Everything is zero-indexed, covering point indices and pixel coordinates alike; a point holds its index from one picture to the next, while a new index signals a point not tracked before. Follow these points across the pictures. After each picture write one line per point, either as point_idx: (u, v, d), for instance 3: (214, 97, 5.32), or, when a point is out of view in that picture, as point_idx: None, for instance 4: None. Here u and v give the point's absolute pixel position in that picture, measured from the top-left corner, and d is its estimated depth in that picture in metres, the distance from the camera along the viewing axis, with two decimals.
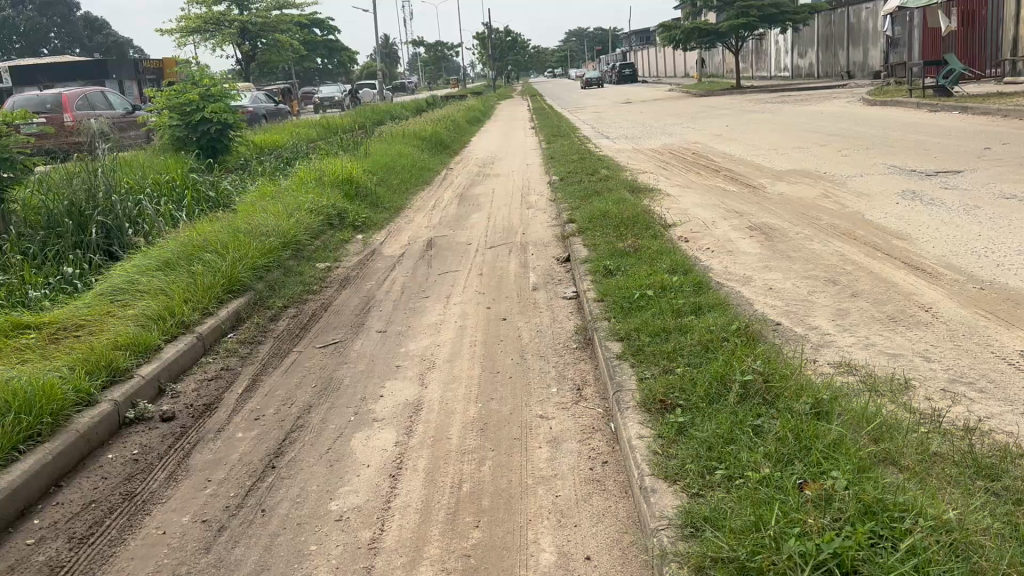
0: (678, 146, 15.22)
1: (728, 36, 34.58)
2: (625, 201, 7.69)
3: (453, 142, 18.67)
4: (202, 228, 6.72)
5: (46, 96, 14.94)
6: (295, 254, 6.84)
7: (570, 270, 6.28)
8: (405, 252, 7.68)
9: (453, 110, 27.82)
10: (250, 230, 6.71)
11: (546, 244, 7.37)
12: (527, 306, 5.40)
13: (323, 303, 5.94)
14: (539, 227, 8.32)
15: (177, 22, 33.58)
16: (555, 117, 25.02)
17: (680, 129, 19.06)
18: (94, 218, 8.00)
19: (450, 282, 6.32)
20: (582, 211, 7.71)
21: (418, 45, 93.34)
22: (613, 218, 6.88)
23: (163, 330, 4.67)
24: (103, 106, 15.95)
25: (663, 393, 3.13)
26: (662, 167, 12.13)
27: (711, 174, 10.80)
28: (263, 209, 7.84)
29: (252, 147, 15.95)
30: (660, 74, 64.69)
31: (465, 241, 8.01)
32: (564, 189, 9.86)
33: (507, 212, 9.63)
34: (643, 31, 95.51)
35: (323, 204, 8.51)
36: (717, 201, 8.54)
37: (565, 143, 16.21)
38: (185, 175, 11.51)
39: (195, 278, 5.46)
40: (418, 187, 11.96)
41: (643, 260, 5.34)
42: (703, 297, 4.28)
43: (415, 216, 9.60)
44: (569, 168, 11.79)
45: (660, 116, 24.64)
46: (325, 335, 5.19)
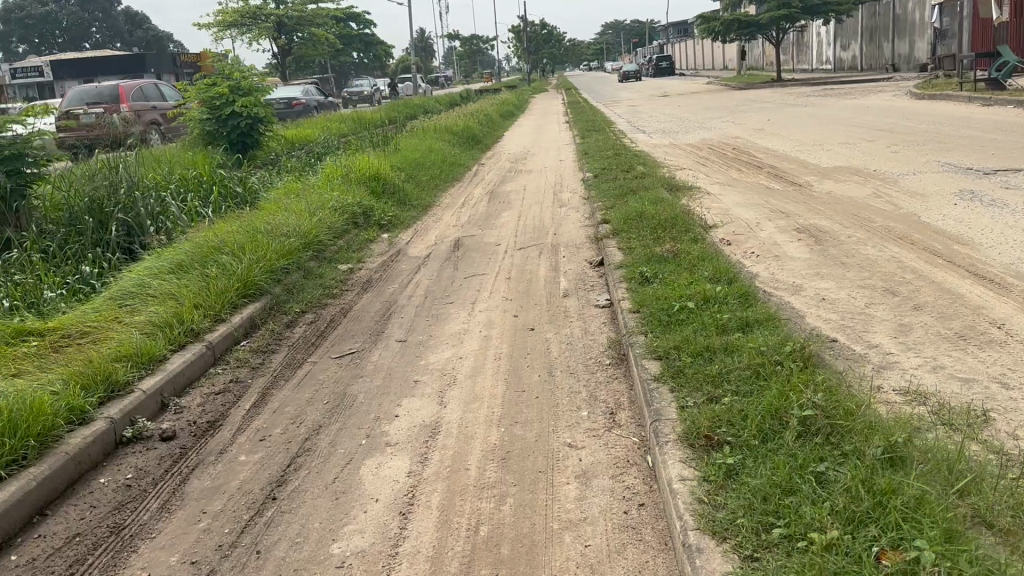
0: (717, 141, 14.74)
1: (769, 28, 33.79)
2: (662, 201, 7.30)
3: (485, 137, 18.35)
4: (221, 228, 6.47)
5: (103, 89, 15.33)
6: (316, 255, 6.56)
7: (604, 275, 5.92)
8: (431, 253, 7.38)
9: (487, 104, 27.55)
10: (270, 230, 6.45)
11: (579, 246, 7.01)
12: (557, 315, 5.05)
13: (342, 308, 5.64)
14: (572, 227, 7.96)
15: (214, 17, 33.76)
16: (590, 111, 24.63)
17: (719, 123, 18.52)
18: (114, 216, 7.82)
19: (476, 286, 6.00)
20: (617, 211, 7.34)
21: (454, 39, 93.21)
22: (649, 220, 6.50)
23: (169, 339, 4.40)
24: (155, 98, 16.00)
25: (709, 426, 2.78)
26: (700, 163, 11.68)
27: (753, 171, 10.35)
28: (286, 207, 7.59)
29: (283, 141, 15.79)
30: (697, 67, 63.75)
31: (494, 242, 7.68)
32: (598, 187, 9.49)
33: (539, 210, 9.29)
34: (682, 23, 94.21)
35: (348, 202, 8.24)
36: (761, 200, 8.11)
37: (601, 138, 15.82)
38: (212, 171, 11.34)
39: (209, 282, 5.20)
40: (448, 183, 11.65)
41: (683, 267, 4.96)
42: (751, 311, 3.90)
43: (444, 214, 9.29)
44: (604, 164, 11.40)
45: (698, 110, 24.08)
46: (342, 344, 4.88)
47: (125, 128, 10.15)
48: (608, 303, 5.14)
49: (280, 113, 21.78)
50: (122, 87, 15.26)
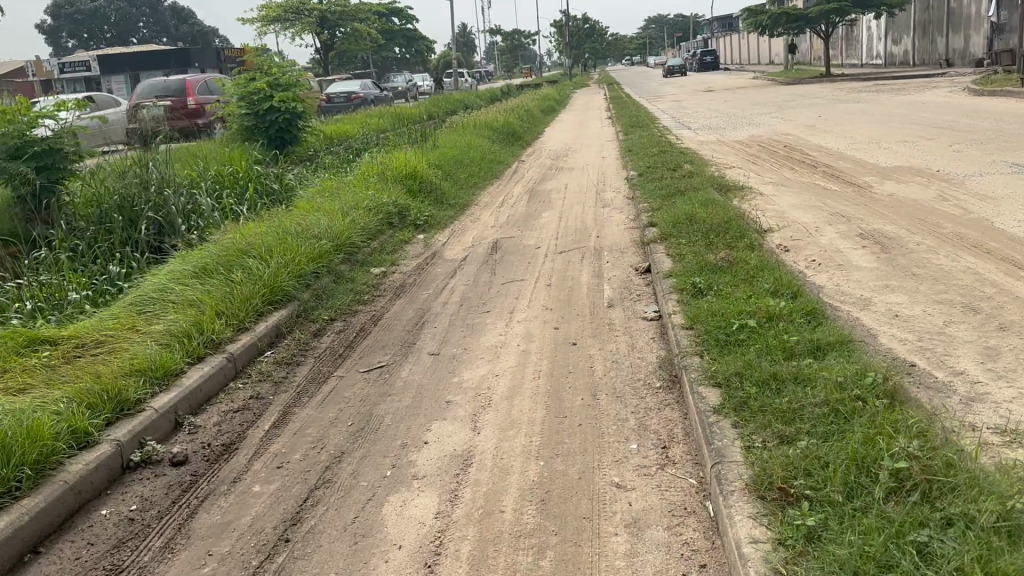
0: (766, 138, 14.20)
1: (818, 22, 32.85)
2: (713, 203, 6.88)
3: (526, 133, 17.99)
4: (249, 229, 6.22)
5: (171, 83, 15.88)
6: (349, 258, 6.29)
7: (652, 283, 5.53)
8: (467, 256, 7.06)
9: (528, 100, 27.19)
10: (300, 231, 6.18)
11: (624, 251, 6.63)
12: (601, 328, 4.69)
13: (373, 315, 5.34)
14: (616, 229, 7.57)
15: (258, 12, 33.89)
16: (634, 107, 24.14)
17: (768, 119, 17.90)
18: (145, 214, 7.67)
19: (514, 294, 5.65)
20: (665, 213, 6.93)
21: (496, 34, 92.97)
22: (700, 224, 6.09)
23: (187, 351, 4.13)
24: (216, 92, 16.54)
25: (782, 476, 2.41)
26: (750, 162, 11.19)
27: (807, 171, 9.84)
28: (319, 207, 7.34)
29: (322, 138, 15.64)
30: (742, 62, 62.59)
31: (534, 244, 7.33)
32: (643, 186, 9.09)
33: (581, 211, 8.91)
34: (727, 18, 92.68)
35: (383, 201, 7.96)
36: (817, 202, 7.63)
37: (645, 134, 15.37)
38: (248, 167, 11.20)
39: (232, 287, 4.93)
40: (486, 181, 11.32)
41: (740, 278, 4.56)
42: (820, 332, 3.50)
43: (483, 214, 8.97)
44: (648, 162, 10.97)
45: (745, 105, 23.42)
46: (371, 356, 4.57)
47: (160, 122, 10.03)
48: (657, 315, 4.76)
49: (320, 110, 21.65)
50: (189, 82, 15.77)
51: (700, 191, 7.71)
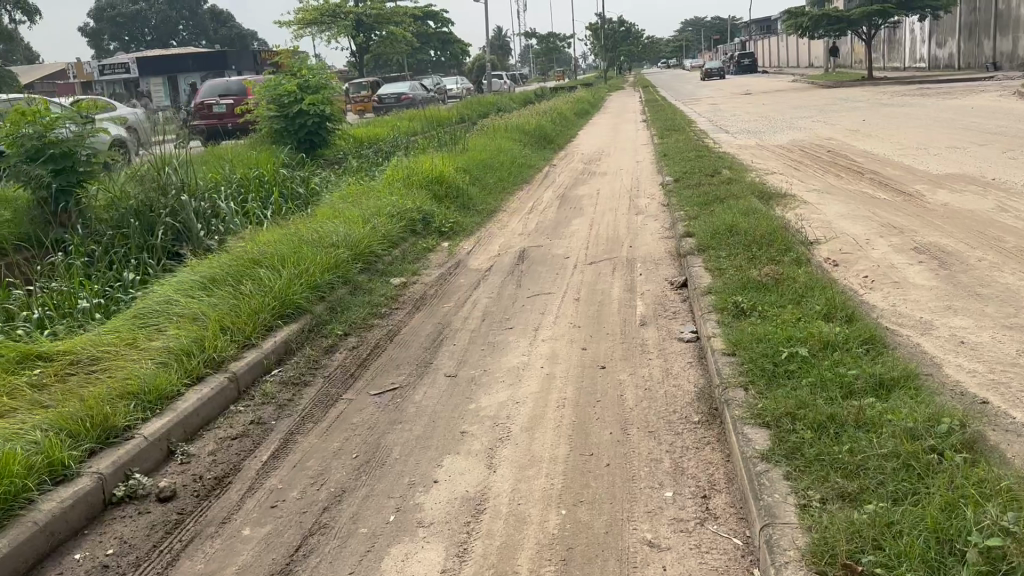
0: (808, 143, 13.69)
1: (860, 24, 32.05)
2: (755, 213, 6.46)
3: (559, 136, 17.64)
4: (265, 237, 5.95)
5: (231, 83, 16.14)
6: (369, 267, 6.00)
7: (689, 300, 5.15)
8: (493, 266, 6.73)
9: (562, 103, 26.84)
10: (317, 239, 5.89)
11: (659, 262, 6.24)
12: (633, 349, 4.32)
13: (389, 330, 5.02)
14: (650, 239, 7.18)
15: (294, 14, 34.06)
16: (670, 110, 23.69)
17: (809, 123, 17.35)
18: (162, 219, 7.46)
19: (541, 308, 5.30)
20: (702, 222, 6.54)
21: (531, 37, 92.79)
22: (742, 235, 5.68)
23: (186, 370, 3.85)
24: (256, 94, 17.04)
25: (845, 549, 2.04)
26: (791, 168, 10.72)
27: (853, 178, 9.34)
28: (340, 213, 7.07)
29: (352, 140, 15.45)
30: (781, 65, 61.60)
31: (563, 254, 6.97)
32: (680, 193, 8.69)
33: (613, 218, 8.53)
34: (765, 20, 91.45)
35: (407, 207, 7.66)
36: (866, 212, 7.18)
37: (681, 138, 14.94)
38: (274, 171, 11.00)
39: (240, 300, 4.65)
40: (516, 186, 10.99)
41: (786, 300, 4.17)
42: (882, 367, 3.10)
43: (512, 221, 8.64)
44: (685, 167, 10.55)
45: (785, 108, 22.84)
46: (384, 377, 4.25)
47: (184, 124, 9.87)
48: (696, 336, 4.37)
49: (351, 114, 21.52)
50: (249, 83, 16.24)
51: (740, 199, 7.31)
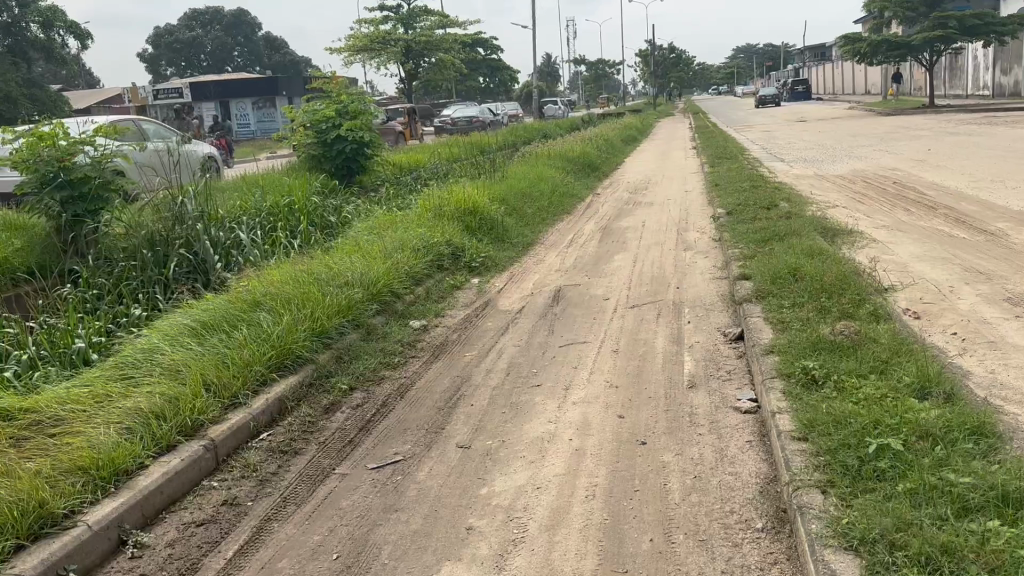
0: (870, 174, 12.88)
1: (921, 50, 30.95)
2: (820, 254, 5.76)
3: (604, 164, 17.07)
4: (275, 274, 5.44)
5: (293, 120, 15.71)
6: (385, 308, 5.45)
7: (745, 356, 4.46)
8: (525, 307, 6.14)
9: (609, 129, 26.30)
10: (330, 278, 5.36)
11: (709, 308, 5.57)
12: (680, 419, 3.66)
13: (402, 384, 4.43)
14: (700, 279, 6.52)
15: (345, 41, 34.34)
16: (721, 137, 22.97)
17: (871, 152, 16.49)
18: (176, 249, 7.03)
19: (574, 361, 4.68)
20: (760, 262, 5.86)
21: (580, 64, 92.76)
22: (806, 281, 4.99)
23: (154, 439, 3.31)
24: None
25: None
26: (854, 201, 9.95)
27: (925, 213, 8.57)
28: (362, 248, 6.55)
29: (392, 167, 15.09)
30: (835, 93, 60.30)
31: (602, 295, 6.34)
32: (733, 227, 8.01)
33: (659, 254, 7.89)
34: (819, 47, 89.97)
35: (435, 241, 7.12)
36: (944, 253, 6.43)
37: (733, 167, 14.24)
38: (306, 198, 10.62)
39: (232, 350, 4.11)
40: (557, 217, 10.42)
41: (867, 369, 3.48)
42: (1005, 475, 2.41)
43: (548, 255, 8.06)
44: (739, 199, 9.85)
45: (844, 136, 21.93)
46: (388, 445, 3.66)
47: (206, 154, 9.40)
48: (755, 405, 3.69)
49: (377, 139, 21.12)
50: None
51: (801, 238, 6.61)
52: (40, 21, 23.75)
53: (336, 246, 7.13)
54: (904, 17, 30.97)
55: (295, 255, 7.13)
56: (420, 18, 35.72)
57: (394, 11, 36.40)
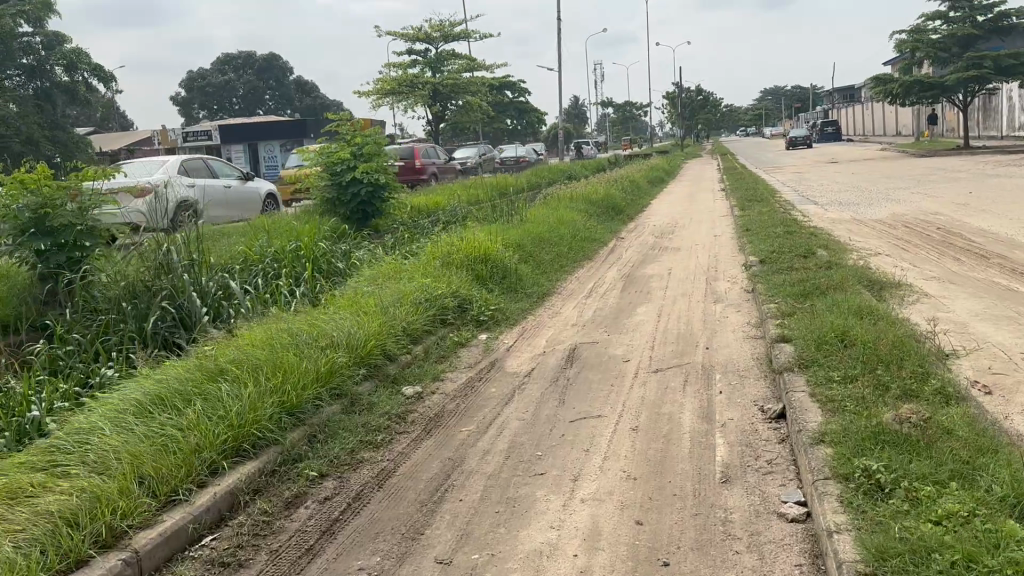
0: (912, 218, 12.13)
1: (956, 91, 30.22)
2: (870, 315, 5.05)
3: (629, 206, 16.48)
4: (250, 334, 4.86)
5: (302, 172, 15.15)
6: (373, 372, 4.83)
7: (789, 439, 3.76)
8: (534, 368, 5.48)
9: (636, 170, 25.76)
10: (311, 338, 4.75)
11: (745, 374, 4.88)
12: (711, 531, 2.96)
13: (381, 468, 3.78)
14: (731, 337, 5.82)
15: (373, 85, 34.41)
16: (752, 179, 22.31)
17: (910, 195, 15.73)
18: (158, 303, 6.52)
19: (586, 441, 4.00)
20: (800, 322, 5.16)
21: (609, 106, 93.03)
22: (858, 350, 4.28)
23: (60, 555, 2.73)
24: None
25: None
26: (898, 249, 9.21)
27: (978, 263, 7.81)
28: (356, 301, 5.98)
29: (409, 210, 14.62)
30: (866, 134, 59.48)
31: (621, 356, 5.67)
32: (767, 278, 7.32)
33: (687, 306, 7.21)
34: (849, 88, 89.40)
35: (439, 293, 6.51)
36: (1009, 312, 5.67)
37: (764, 210, 13.55)
38: (314, 244, 10.13)
39: (179, 433, 3.52)
40: (575, 263, 9.80)
41: (945, 472, 2.78)
42: None
43: (565, 307, 7.42)
44: (772, 246, 9.16)
45: (880, 179, 21.17)
46: (351, 556, 3.00)
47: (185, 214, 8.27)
48: (804, 511, 3.01)
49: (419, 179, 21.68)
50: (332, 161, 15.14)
51: (846, 294, 5.89)
52: (64, 64, 24.04)
53: (333, 298, 6.58)
54: (937, 57, 30.24)
55: (286, 308, 6.57)
56: (446, 61, 35.73)
57: (421, 55, 36.49)
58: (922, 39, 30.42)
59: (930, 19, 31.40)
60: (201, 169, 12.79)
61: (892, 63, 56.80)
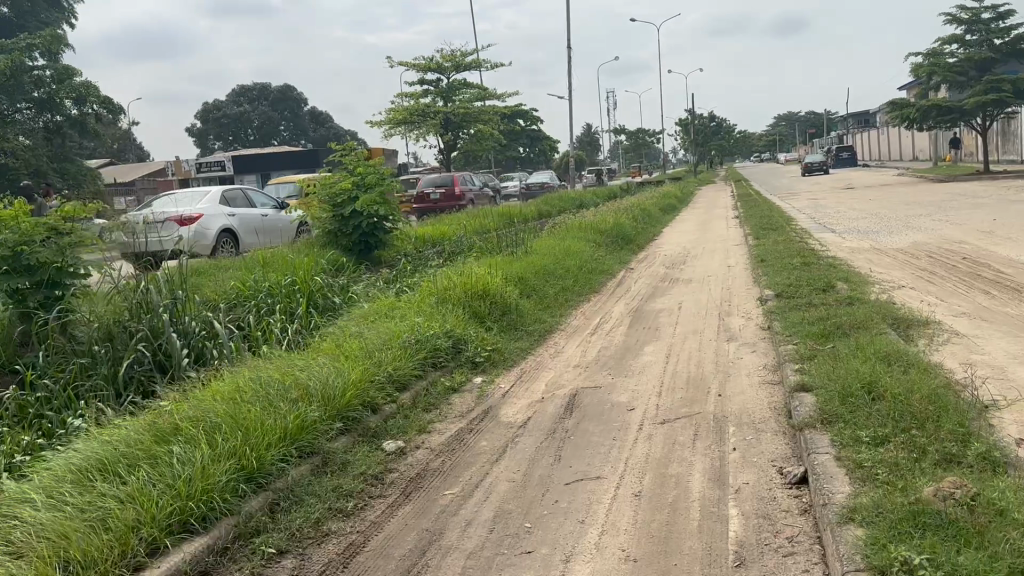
0: (935, 247, 11.64)
1: (974, 114, 29.73)
2: (898, 361, 4.59)
3: (640, 236, 16.06)
4: (216, 385, 4.45)
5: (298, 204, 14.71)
6: (351, 427, 4.39)
7: (812, 511, 3.30)
8: (531, 418, 5.03)
9: (648, 198, 25.35)
10: (283, 390, 4.34)
11: (760, 427, 4.42)
12: None
13: (348, 542, 3.34)
14: (745, 381, 5.37)
15: (385, 114, 34.34)
16: (767, 206, 21.86)
17: (931, 222, 15.23)
18: (134, 346, 6.12)
19: (583, 511, 3.54)
20: (821, 369, 4.70)
21: (621, 133, 93.01)
22: (887, 404, 3.82)
23: None
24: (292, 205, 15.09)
25: None
26: (923, 281, 8.72)
27: (1010, 298, 7.32)
28: (340, 344, 5.56)
29: (413, 241, 14.26)
30: (882, 159, 58.91)
31: (625, 403, 5.21)
32: (784, 315, 6.85)
33: (698, 345, 6.76)
34: (863, 113, 89.01)
35: (432, 334, 6.09)
36: None
37: (780, 239, 13.09)
38: (310, 279, 9.76)
39: (117, 506, 3.11)
40: (582, 297, 9.37)
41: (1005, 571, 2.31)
42: None
43: (568, 346, 6.98)
44: (789, 279, 8.72)
45: (899, 205, 20.67)
46: None
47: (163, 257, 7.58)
48: None
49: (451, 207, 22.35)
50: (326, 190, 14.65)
51: (870, 335, 5.43)
52: (71, 97, 23.81)
53: (320, 341, 6.18)
54: (954, 81, 29.79)
55: (269, 352, 6.16)
56: (459, 91, 35.62)
57: (433, 84, 36.42)
58: (938, 63, 29.97)
59: (946, 43, 31.00)
60: (238, 199, 13.41)
61: (907, 87, 56.39)
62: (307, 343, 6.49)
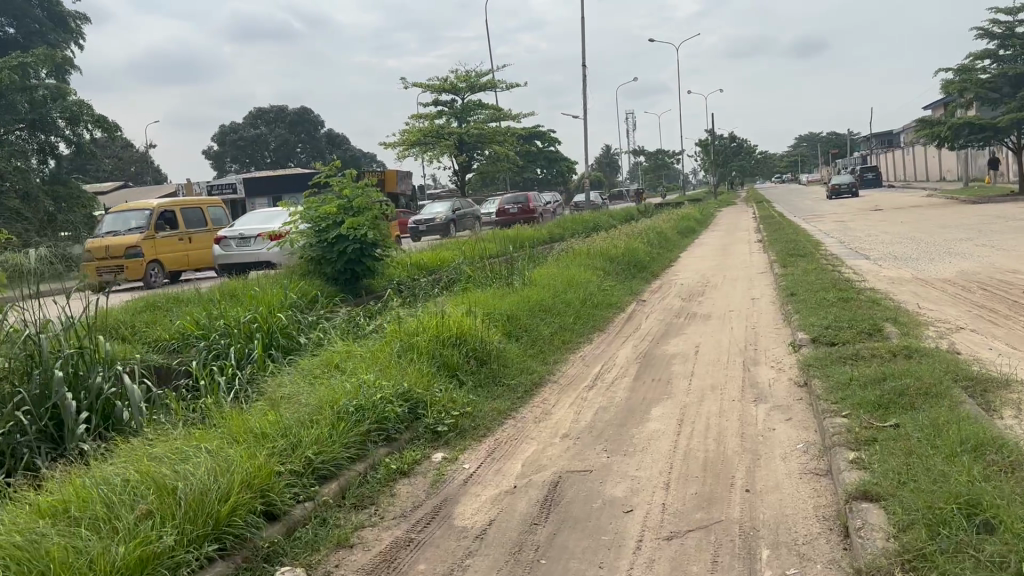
0: (987, 278, 10.29)
1: (1009, 132, 28.16)
2: (998, 455, 3.30)
3: (654, 262, 14.75)
4: (50, 497, 3.25)
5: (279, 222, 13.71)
6: (231, 550, 3.16)
7: None
8: (493, 523, 3.75)
9: (666, 220, 24.10)
10: (135, 505, 3.12)
11: (807, 557, 3.12)
12: None
13: None
14: (782, 470, 4.07)
15: (398, 135, 33.40)
16: (791, 229, 20.56)
17: (975, 248, 13.83)
18: (8, 413, 4.89)
19: None
20: (887, 468, 3.43)
21: (640, 155, 91.95)
22: (1006, 545, 2.53)
23: None
24: None
25: None
26: (984, 322, 7.38)
27: None
28: (253, 418, 4.32)
29: (406, 268, 13.07)
30: (908, 180, 57.23)
31: (622, 499, 3.91)
32: (827, 368, 5.55)
33: (719, 406, 5.45)
34: (886, 134, 87.13)
35: (380, 395, 4.85)
36: None
37: (810, 267, 11.80)
38: (272, 314, 8.58)
39: None
40: (583, 338, 8.11)
41: None
42: None
43: (558, 407, 5.69)
44: (824, 318, 7.41)
45: (935, 228, 19.25)
46: None
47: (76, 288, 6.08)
48: None
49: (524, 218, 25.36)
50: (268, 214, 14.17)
51: (949, 409, 4.12)
52: (66, 116, 23.07)
53: (244, 408, 4.97)
54: (986, 98, 28.32)
55: (176, 424, 4.92)
56: (473, 112, 34.57)
57: (447, 105, 35.46)
58: (971, 79, 28.48)
59: (977, 58, 29.54)
60: None
61: (933, 108, 54.74)
62: (234, 407, 5.27)
